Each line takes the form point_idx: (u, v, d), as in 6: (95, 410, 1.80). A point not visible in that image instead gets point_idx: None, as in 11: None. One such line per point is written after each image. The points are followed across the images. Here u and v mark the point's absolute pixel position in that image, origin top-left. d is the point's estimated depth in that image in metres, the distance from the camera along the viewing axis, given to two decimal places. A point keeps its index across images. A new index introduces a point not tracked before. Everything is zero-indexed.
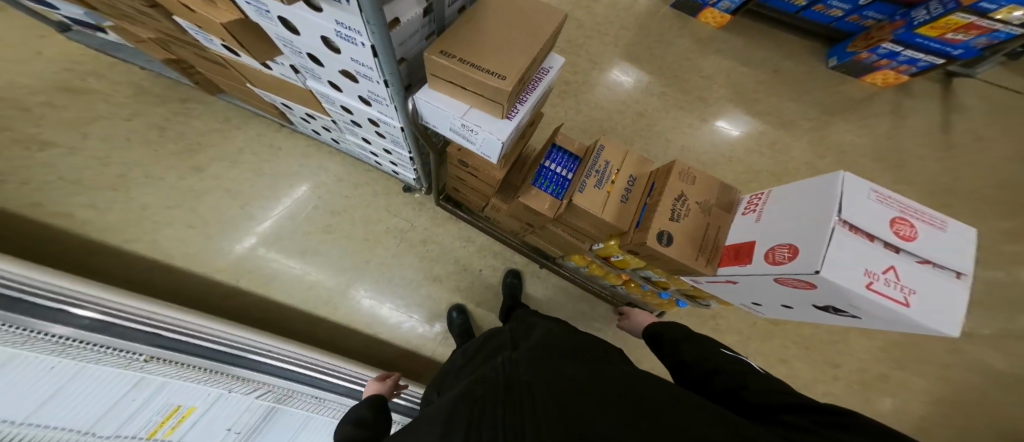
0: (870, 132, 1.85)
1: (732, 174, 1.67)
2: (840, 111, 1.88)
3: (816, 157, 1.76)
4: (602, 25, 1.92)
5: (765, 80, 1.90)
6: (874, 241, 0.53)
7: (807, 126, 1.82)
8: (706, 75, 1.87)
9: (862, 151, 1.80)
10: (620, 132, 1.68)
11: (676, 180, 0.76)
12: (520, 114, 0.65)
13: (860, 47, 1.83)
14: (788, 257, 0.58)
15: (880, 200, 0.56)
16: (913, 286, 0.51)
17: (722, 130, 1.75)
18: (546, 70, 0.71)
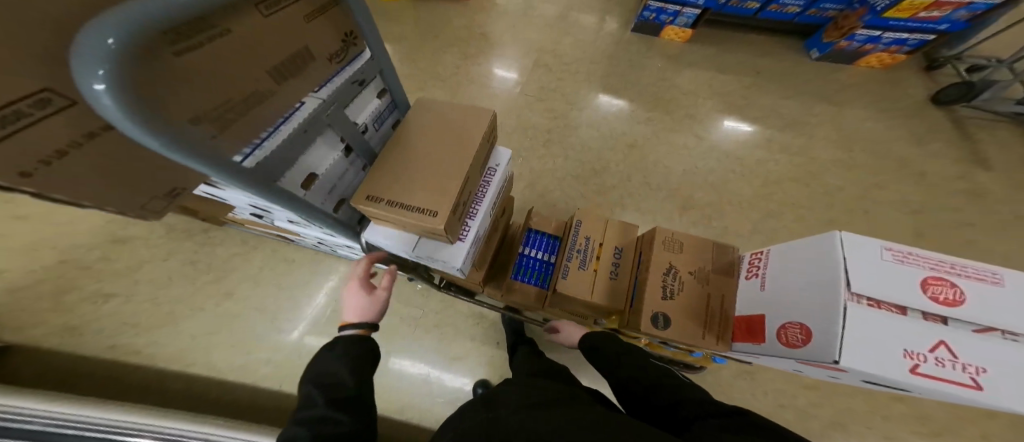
0: (887, 113, 1.74)
1: (747, 186, 1.56)
2: (844, 100, 1.79)
3: (840, 154, 1.63)
4: (570, 64, 1.99)
5: (751, 85, 1.86)
6: (905, 313, 0.47)
7: (817, 121, 1.72)
8: (686, 90, 1.88)
9: (887, 137, 1.68)
10: (615, 169, 1.64)
11: (662, 251, 0.71)
12: (473, 226, 0.66)
13: (835, 37, 1.81)
14: (803, 339, 0.51)
15: (900, 258, 0.50)
16: (980, 364, 0.44)
17: (723, 143, 1.68)
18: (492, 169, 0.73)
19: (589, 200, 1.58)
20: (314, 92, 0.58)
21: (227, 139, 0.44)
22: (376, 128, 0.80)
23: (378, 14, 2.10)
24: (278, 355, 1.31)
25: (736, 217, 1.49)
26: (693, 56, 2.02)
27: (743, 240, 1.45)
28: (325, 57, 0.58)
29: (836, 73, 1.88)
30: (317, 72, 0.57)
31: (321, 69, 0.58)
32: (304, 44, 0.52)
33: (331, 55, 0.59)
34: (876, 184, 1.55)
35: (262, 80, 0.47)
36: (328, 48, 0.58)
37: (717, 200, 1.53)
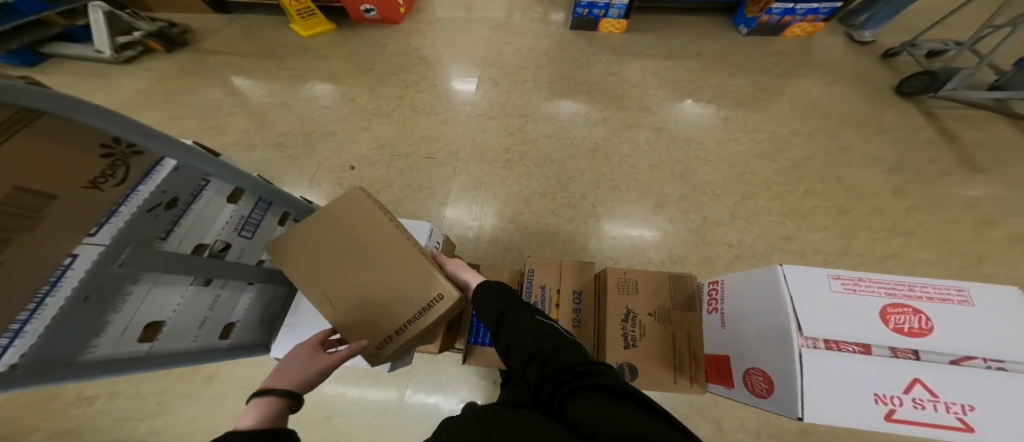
0: (834, 75, 1.74)
1: (717, 171, 1.51)
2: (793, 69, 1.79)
3: (799, 123, 1.61)
4: (517, 74, 1.92)
5: (697, 68, 1.85)
6: (870, 351, 0.49)
7: (768, 94, 1.71)
8: (636, 82, 1.84)
9: (840, 99, 1.66)
10: (581, 178, 1.57)
11: (617, 298, 0.87)
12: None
13: (755, 12, 1.84)
14: (766, 388, 0.56)
15: (853, 287, 0.54)
16: (964, 400, 0.44)
17: (683, 132, 1.64)
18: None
19: (562, 216, 1.49)
20: (91, 237, 0.45)
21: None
22: (219, 232, 0.68)
23: (310, 56, 1.99)
24: None
25: (713, 207, 1.43)
26: (636, 46, 1.99)
27: (724, 229, 1.38)
28: (71, 185, 0.43)
29: (771, 47, 1.88)
30: (76, 211, 0.43)
31: (80, 203, 0.44)
32: (18, 184, 0.37)
33: (90, 182, 0.45)
34: (842, 147, 1.53)
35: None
36: (82, 174, 0.44)
37: (690, 192, 1.47)
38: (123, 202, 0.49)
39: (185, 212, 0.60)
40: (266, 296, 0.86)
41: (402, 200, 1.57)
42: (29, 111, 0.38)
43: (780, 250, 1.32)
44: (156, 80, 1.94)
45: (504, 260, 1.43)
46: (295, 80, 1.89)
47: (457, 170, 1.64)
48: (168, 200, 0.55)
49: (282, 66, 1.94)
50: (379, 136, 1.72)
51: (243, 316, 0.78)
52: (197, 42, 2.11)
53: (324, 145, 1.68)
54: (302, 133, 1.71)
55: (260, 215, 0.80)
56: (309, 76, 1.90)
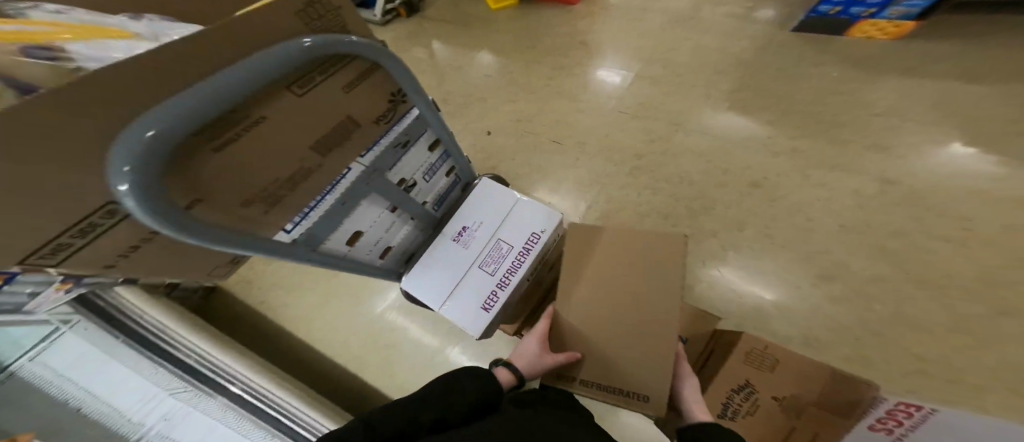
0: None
1: (967, 267, 0.99)
2: None
3: None
4: (685, 75, 1.65)
5: (1004, 109, 1.24)
6: None
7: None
8: (882, 110, 1.32)
9: None
10: (722, 212, 1.24)
11: (739, 365, 0.72)
12: (509, 288, 0.84)
13: None
14: None
15: None
16: None
17: (932, 195, 1.10)
18: (535, 238, 0.89)
19: (677, 246, 1.24)
20: (360, 160, 0.71)
21: (281, 209, 0.62)
22: (418, 173, 0.90)
23: (486, 25, 2.15)
24: (351, 340, 1.47)
25: (934, 316, 0.95)
26: (891, 65, 1.44)
27: (939, 352, 0.92)
28: (368, 122, 0.68)
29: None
30: (364, 139, 0.69)
31: (366, 134, 0.69)
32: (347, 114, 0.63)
33: (376, 119, 0.70)
34: None
35: (307, 159, 0.60)
36: (375, 115, 0.69)
37: (900, 280, 1.01)
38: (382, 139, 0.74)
39: (410, 155, 0.84)
40: (423, 234, 1.05)
41: (516, 176, 1.64)
42: (372, 65, 0.63)
43: None
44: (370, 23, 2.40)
45: None
46: (470, 47, 2.08)
47: (578, 162, 1.58)
48: (403, 143, 0.79)
49: (462, 31, 2.18)
50: (518, 111, 1.80)
51: (403, 241, 1.00)
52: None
53: (473, 109, 1.87)
54: (457, 94, 1.93)
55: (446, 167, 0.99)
56: (477, 44, 2.09)
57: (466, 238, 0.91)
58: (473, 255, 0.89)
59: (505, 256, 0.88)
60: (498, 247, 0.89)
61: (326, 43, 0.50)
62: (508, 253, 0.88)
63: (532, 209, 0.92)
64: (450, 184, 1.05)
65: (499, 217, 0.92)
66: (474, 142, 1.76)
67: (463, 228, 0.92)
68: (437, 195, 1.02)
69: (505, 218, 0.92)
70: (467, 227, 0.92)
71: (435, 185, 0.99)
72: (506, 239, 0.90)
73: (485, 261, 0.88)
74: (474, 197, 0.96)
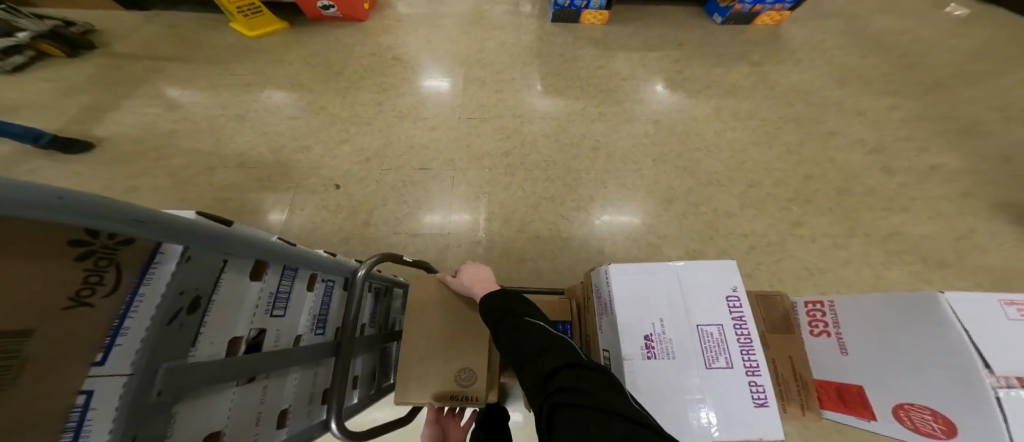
0: (806, 63, 1.91)
1: (718, 161, 1.55)
2: (767, 60, 1.93)
3: (780, 110, 1.73)
4: (503, 72, 1.82)
5: (679, 60, 1.92)
6: None
7: (751, 82, 1.83)
8: (626, 76, 1.85)
9: (813, 84, 1.83)
10: (588, 179, 1.54)
11: None
12: (762, 366, 0.62)
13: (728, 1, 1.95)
14: (937, 426, 0.46)
15: None
16: None
17: (678, 120, 1.69)
18: (735, 302, 0.67)
19: (574, 219, 1.46)
20: (98, 367, 0.31)
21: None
22: (254, 319, 0.54)
23: (264, 59, 1.78)
24: None
25: (723, 199, 1.46)
26: (617, 40, 1.98)
27: (736, 219, 1.42)
28: (52, 308, 0.29)
29: (741, 36, 2.02)
30: (60, 344, 0.29)
31: (63, 332, 0.30)
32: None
33: (72, 297, 0.30)
34: (825, 130, 1.66)
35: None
36: (64, 288, 0.30)
37: (696, 183, 1.49)
38: (131, 308, 0.35)
39: (218, 297, 0.46)
40: (316, 375, 0.69)
41: (400, 220, 1.46)
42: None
43: (779, 231, 1.39)
44: (61, 95, 1.64)
45: (517, 273, 1.37)
46: (250, 89, 1.70)
47: (453, 181, 1.54)
48: (187, 304, 0.41)
49: (235, 72, 1.74)
50: (361, 148, 1.60)
51: (296, 405, 0.62)
52: (115, 43, 1.79)
53: (299, 164, 1.55)
54: (274, 151, 1.57)
55: (291, 284, 0.64)
56: (268, 84, 1.72)
57: (664, 346, 0.64)
58: (691, 353, 0.63)
59: (724, 338, 0.64)
60: (705, 335, 0.65)
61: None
62: (724, 334, 0.65)
63: (701, 270, 0.70)
64: (323, 293, 0.76)
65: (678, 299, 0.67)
66: (331, 202, 1.47)
67: (649, 335, 0.65)
68: (310, 316, 0.70)
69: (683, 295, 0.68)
70: (653, 333, 0.65)
71: (302, 306, 0.67)
72: (705, 319, 0.66)
73: (706, 354, 0.63)
74: (631, 295, 0.69)
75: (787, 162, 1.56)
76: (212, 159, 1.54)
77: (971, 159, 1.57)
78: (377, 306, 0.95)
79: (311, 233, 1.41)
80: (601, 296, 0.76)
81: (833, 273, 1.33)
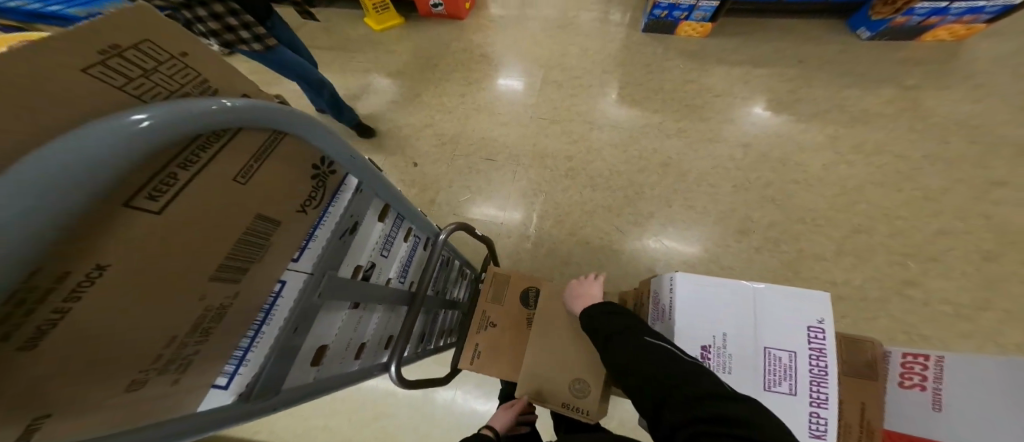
0: (983, 94, 1.48)
1: (822, 199, 1.31)
2: (920, 85, 1.55)
3: (927, 149, 1.37)
4: (582, 78, 1.83)
5: (791, 78, 1.67)
6: None
7: (888, 112, 1.50)
8: (718, 92, 1.68)
9: (989, 123, 1.41)
10: (651, 194, 1.45)
11: None
12: (831, 400, 0.54)
13: (887, 13, 1.60)
14: None
15: None
16: None
17: (775, 146, 1.48)
18: (818, 333, 0.57)
19: (627, 233, 1.40)
20: (296, 263, 0.44)
21: (195, 385, 0.33)
22: (371, 253, 0.63)
23: (378, 51, 2.10)
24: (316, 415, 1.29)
25: (817, 242, 1.24)
26: (716, 52, 1.81)
27: (827, 267, 1.19)
28: (289, 208, 0.42)
29: (887, 55, 1.66)
30: (293, 237, 0.43)
31: (294, 228, 0.43)
32: (259, 212, 0.38)
33: (301, 206, 0.44)
34: (996, 181, 1.27)
35: (225, 292, 0.35)
36: (295, 199, 0.43)
37: (783, 218, 1.30)
38: (320, 222, 0.48)
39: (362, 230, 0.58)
40: (393, 317, 0.78)
41: (461, 203, 1.59)
42: (276, 131, 0.38)
43: (892, 294, 1.12)
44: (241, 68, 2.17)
45: (558, 275, 1.39)
46: (364, 74, 2.03)
47: (515, 176, 1.61)
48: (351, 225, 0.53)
49: (354, 60, 2.08)
50: (441, 134, 1.77)
51: (375, 336, 0.71)
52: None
53: (389, 141, 1.80)
54: (373, 127, 1.85)
55: (397, 233, 0.73)
56: (378, 71, 2.02)
57: (721, 360, 0.59)
58: (753, 375, 0.57)
59: (793, 366, 0.57)
60: (771, 358, 0.58)
61: (217, 122, 0.28)
62: (794, 361, 0.57)
63: (787, 294, 0.61)
64: (412, 247, 0.83)
65: (749, 318, 0.60)
66: (407, 177, 1.68)
67: (706, 346, 0.60)
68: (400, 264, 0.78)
69: (755, 311, 0.61)
70: (711, 345, 0.60)
71: (396, 255, 0.75)
72: (778, 342, 0.58)
73: (768, 377, 0.57)
74: (696, 303, 0.62)
75: (924, 214, 1.24)
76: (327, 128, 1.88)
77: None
78: (443, 272, 1.01)
79: None
80: (658, 298, 0.69)
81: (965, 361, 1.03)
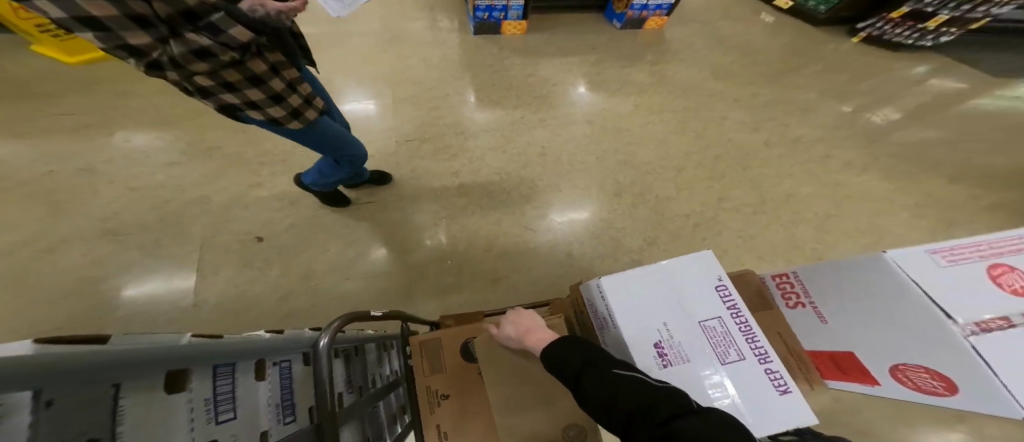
0: (697, 58, 2.22)
1: (652, 153, 1.73)
2: (667, 59, 2.21)
3: (686, 102, 1.99)
4: (435, 88, 1.75)
5: (596, 63, 2.08)
6: (1015, 323, 0.36)
7: (658, 80, 2.08)
8: (555, 83, 1.92)
9: (707, 77, 2.14)
10: (543, 185, 1.56)
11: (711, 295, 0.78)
12: (770, 351, 0.56)
13: (622, 7, 2.19)
14: (933, 384, 0.39)
15: (950, 255, 0.44)
16: (1010, 316, 0.36)
17: (608, 119, 1.83)
18: (725, 291, 0.63)
19: (538, 228, 1.47)
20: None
21: None
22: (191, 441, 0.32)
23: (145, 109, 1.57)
24: None
25: (661, 185, 1.63)
26: (541, 48, 2.06)
27: (673, 201, 1.60)
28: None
29: (643, 38, 2.28)
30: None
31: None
32: None
33: None
34: (724, 115, 1.96)
35: None
36: None
37: (636, 175, 1.64)
38: None
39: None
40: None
41: (353, 262, 1.31)
42: None
43: (708, 204, 1.61)
44: None
45: (493, 295, 1.32)
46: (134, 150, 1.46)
47: (405, 210, 1.42)
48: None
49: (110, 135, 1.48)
50: (288, 193, 1.41)
51: None
52: None
53: (213, 224, 1.33)
54: (178, 214, 1.34)
55: (232, 382, 0.39)
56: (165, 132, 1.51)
57: (675, 350, 0.57)
58: (704, 353, 0.57)
59: (728, 330, 0.59)
60: (706, 329, 0.59)
61: None
62: (726, 326, 0.60)
63: (686, 266, 0.67)
64: (285, 377, 0.51)
65: (674, 298, 0.62)
66: (260, 259, 1.28)
67: (659, 342, 0.58)
68: (275, 408, 0.46)
69: (677, 295, 0.63)
70: (660, 340, 0.58)
71: (258, 401, 0.43)
72: (704, 313, 0.61)
73: (716, 350, 0.57)
74: (631, 302, 0.62)
75: (701, 147, 1.81)
76: (100, 231, 1.28)
77: (831, 120, 1.95)
78: (351, 369, 0.75)
79: (248, 296, 1.22)
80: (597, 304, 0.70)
81: (761, 237, 1.54)
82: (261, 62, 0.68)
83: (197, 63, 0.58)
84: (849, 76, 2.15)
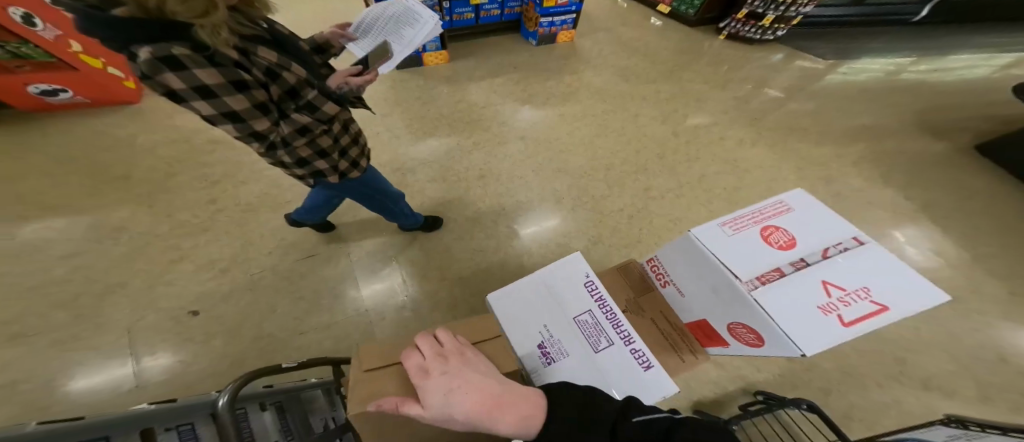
0: (610, 65, 2.44)
1: (584, 158, 1.88)
2: (584, 68, 2.40)
3: (606, 106, 2.18)
4: (365, 127, 1.76)
5: (520, 80, 2.21)
6: (785, 273, 0.49)
7: (578, 89, 2.25)
8: (484, 106, 2.01)
9: (620, 81, 2.37)
10: (486, 205, 1.63)
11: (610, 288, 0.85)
12: (632, 331, 0.63)
13: (532, 27, 2.37)
14: (755, 336, 0.50)
15: (736, 226, 0.58)
16: (777, 269, 0.49)
17: (538, 131, 1.96)
18: (593, 287, 0.68)
19: (487, 247, 1.53)
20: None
21: None
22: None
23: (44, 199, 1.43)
24: None
25: (594, 186, 1.78)
26: (467, 75, 2.15)
27: (608, 198, 1.75)
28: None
29: (559, 52, 2.46)
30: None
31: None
32: None
33: None
34: (640, 113, 2.18)
35: None
36: None
37: (571, 180, 1.77)
38: None
39: None
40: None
41: (304, 318, 1.27)
42: None
43: (638, 196, 1.78)
44: None
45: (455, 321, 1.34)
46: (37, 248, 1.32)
47: (352, 254, 1.42)
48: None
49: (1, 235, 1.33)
50: (224, 261, 1.35)
51: None
52: None
53: (138, 309, 1.22)
54: (94, 306, 1.22)
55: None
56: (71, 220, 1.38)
57: (556, 346, 0.63)
58: (578, 346, 0.62)
59: (598, 322, 0.64)
60: (578, 323, 0.65)
61: None
62: (596, 317, 0.65)
63: (558, 268, 0.71)
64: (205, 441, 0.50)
65: (548, 301, 0.68)
66: (196, 337, 1.19)
67: (541, 345, 0.63)
68: None
69: (552, 296, 0.68)
70: (544, 341, 0.63)
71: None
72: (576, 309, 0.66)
73: (590, 340, 0.63)
74: (513, 315, 0.67)
75: (624, 144, 2.00)
76: None
77: (726, 106, 2.25)
78: (289, 419, 0.72)
79: (188, 377, 1.11)
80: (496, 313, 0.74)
81: (687, 218, 1.72)
82: (336, 127, 0.85)
83: (299, 139, 0.76)
84: (736, 66, 2.49)
